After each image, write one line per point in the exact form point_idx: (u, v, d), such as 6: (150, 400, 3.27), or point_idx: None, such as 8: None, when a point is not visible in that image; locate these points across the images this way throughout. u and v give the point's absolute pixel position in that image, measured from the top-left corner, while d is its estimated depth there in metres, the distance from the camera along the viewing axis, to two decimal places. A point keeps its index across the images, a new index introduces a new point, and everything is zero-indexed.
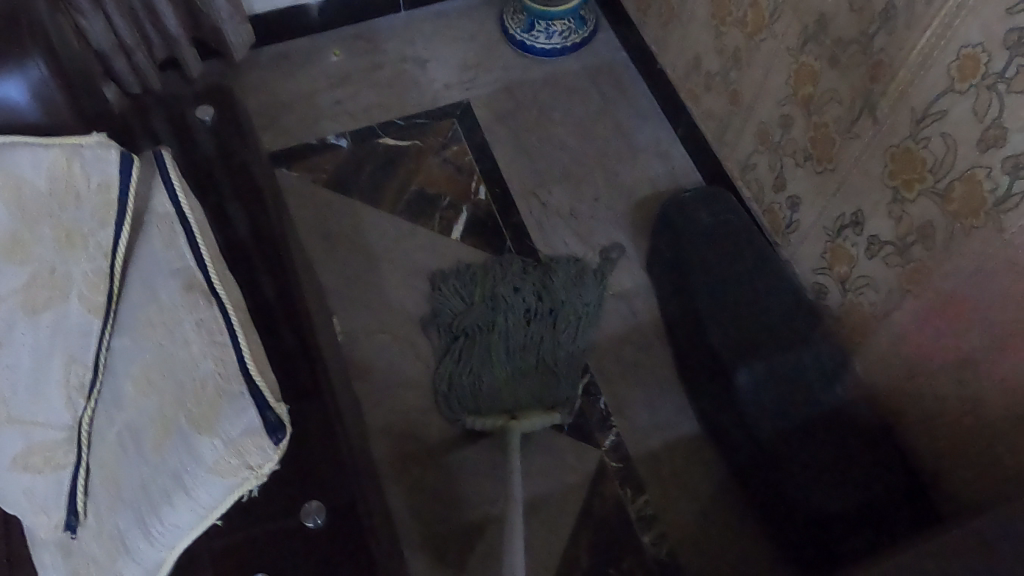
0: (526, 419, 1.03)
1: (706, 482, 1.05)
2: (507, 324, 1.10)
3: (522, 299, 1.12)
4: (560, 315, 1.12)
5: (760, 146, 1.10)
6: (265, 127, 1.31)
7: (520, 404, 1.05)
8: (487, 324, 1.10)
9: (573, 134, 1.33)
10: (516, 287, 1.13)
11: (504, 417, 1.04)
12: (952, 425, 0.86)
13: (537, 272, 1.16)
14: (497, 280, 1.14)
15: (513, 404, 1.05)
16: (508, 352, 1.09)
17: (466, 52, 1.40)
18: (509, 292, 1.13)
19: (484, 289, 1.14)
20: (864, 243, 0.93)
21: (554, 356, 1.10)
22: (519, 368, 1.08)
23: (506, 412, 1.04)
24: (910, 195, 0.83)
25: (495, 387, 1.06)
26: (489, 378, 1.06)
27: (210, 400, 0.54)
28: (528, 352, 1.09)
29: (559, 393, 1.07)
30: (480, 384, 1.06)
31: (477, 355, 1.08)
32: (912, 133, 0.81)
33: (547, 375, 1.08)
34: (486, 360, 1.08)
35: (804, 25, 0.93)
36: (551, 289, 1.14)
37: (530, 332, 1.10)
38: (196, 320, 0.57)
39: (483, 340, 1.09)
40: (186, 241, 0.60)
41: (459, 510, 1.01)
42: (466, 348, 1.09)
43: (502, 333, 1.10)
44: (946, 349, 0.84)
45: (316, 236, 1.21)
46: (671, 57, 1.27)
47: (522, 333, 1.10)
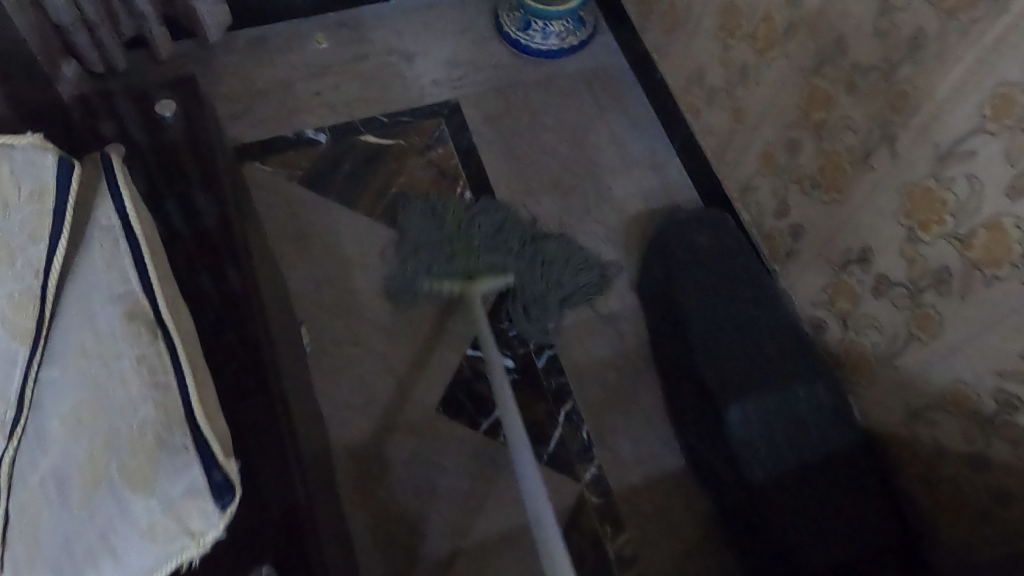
0: (481, 281, 1.05)
1: (687, 521, 1.00)
2: (479, 222, 1.09)
3: (498, 213, 1.11)
4: (540, 244, 1.08)
5: (763, 169, 1.04)
6: (237, 116, 1.23)
7: (474, 265, 1.04)
8: (454, 220, 1.09)
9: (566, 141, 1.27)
10: (498, 228, 1.08)
11: (461, 280, 1.05)
12: (953, 479, 0.82)
13: (527, 229, 1.10)
14: (472, 207, 1.12)
15: (470, 270, 1.04)
16: (474, 235, 1.06)
17: (456, 48, 1.33)
18: (480, 212, 1.11)
19: (459, 207, 1.12)
20: (870, 283, 0.88)
21: (520, 246, 1.07)
22: (482, 246, 1.05)
23: (462, 273, 1.05)
24: (925, 236, 0.78)
25: (450, 255, 1.05)
26: (442, 250, 1.06)
27: (148, 452, 0.47)
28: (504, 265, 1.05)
29: (517, 265, 1.06)
30: (434, 252, 1.06)
31: (438, 233, 1.07)
32: (934, 171, 0.76)
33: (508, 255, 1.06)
34: (445, 236, 1.07)
35: (820, 46, 0.88)
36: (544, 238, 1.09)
37: (502, 233, 1.08)
38: (137, 354, 0.50)
39: (446, 223, 1.08)
40: (132, 261, 0.54)
41: (428, 542, 0.95)
42: (426, 228, 1.08)
43: (470, 224, 1.08)
44: (952, 400, 0.79)
45: (288, 238, 1.13)
46: (671, 67, 1.21)
47: (495, 237, 1.07)
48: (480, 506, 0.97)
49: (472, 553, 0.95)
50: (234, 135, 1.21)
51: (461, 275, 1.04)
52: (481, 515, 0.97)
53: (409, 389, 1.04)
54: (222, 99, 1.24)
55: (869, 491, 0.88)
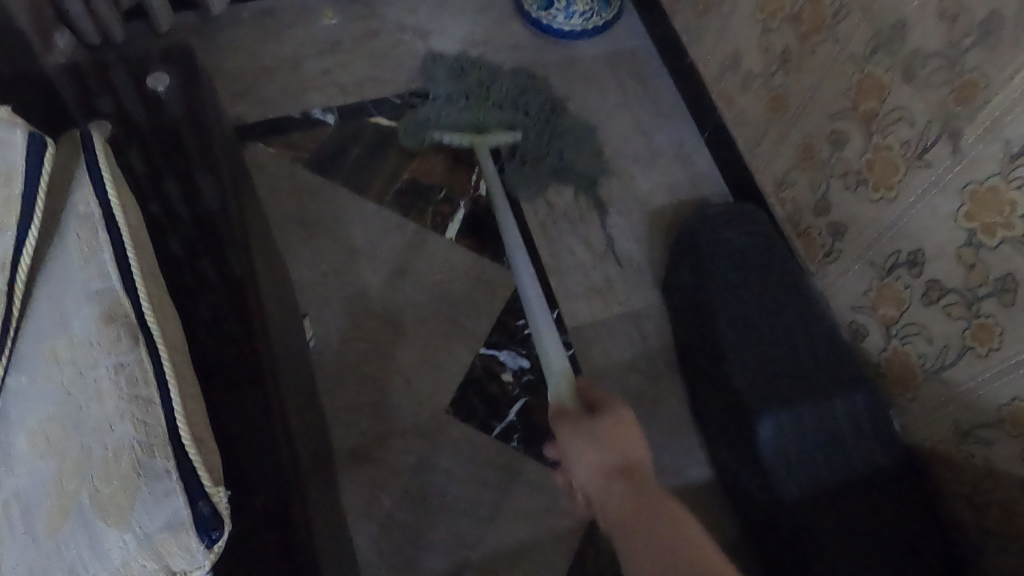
0: (490, 137, 1.10)
1: (711, 538, 0.94)
2: (502, 82, 1.15)
3: (523, 77, 1.17)
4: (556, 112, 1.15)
5: (802, 162, 0.97)
6: (241, 95, 1.16)
7: (484, 121, 1.10)
8: (479, 77, 1.14)
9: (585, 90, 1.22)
10: (518, 91, 1.15)
11: (468, 134, 1.10)
12: (1006, 504, 0.75)
13: (546, 96, 1.16)
14: (499, 69, 1.18)
15: (481, 122, 1.10)
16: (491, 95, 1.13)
17: (474, 28, 1.26)
18: (504, 73, 1.17)
19: (488, 68, 1.17)
20: (920, 288, 0.81)
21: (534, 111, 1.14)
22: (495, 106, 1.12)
23: (472, 125, 1.11)
24: (990, 241, 0.71)
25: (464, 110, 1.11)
26: (458, 104, 1.12)
27: (125, 478, 0.41)
28: (518, 125, 1.12)
29: (527, 125, 1.12)
30: (450, 105, 1.12)
31: (459, 87, 1.13)
32: (1002, 169, 0.68)
33: (520, 115, 1.13)
34: (466, 90, 1.13)
35: (876, 30, 0.81)
36: (560, 108, 1.16)
37: (522, 96, 1.14)
38: (115, 364, 0.44)
39: (470, 81, 1.14)
40: (112, 255, 0.47)
41: (436, 555, 0.89)
42: (449, 82, 1.14)
43: (490, 86, 1.14)
44: (1010, 421, 0.72)
45: (292, 225, 1.07)
46: (704, 51, 1.14)
47: (514, 98, 1.13)
48: (491, 516, 0.92)
49: (481, 566, 0.89)
50: (236, 114, 1.14)
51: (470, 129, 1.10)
52: (494, 526, 0.91)
53: (417, 389, 0.98)
54: (226, 76, 1.17)
55: (911, 516, 0.82)
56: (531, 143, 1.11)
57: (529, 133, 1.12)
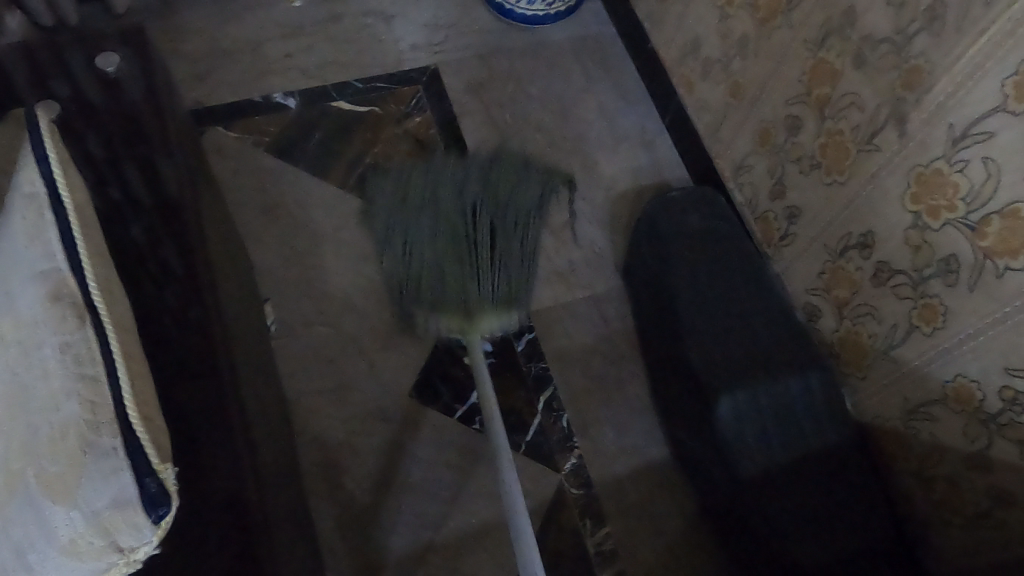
0: (483, 321, 0.95)
1: (671, 516, 0.96)
2: (467, 222, 0.95)
3: (487, 204, 0.97)
4: (508, 198, 0.98)
5: (760, 147, 0.99)
6: (201, 77, 1.14)
7: (474, 304, 0.94)
8: (443, 234, 0.94)
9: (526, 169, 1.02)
10: (476, 202, 0.97)
11: (461, 321, 0.94)
12: (953, 480, 0.77)
13: (496, 182, 0.99)
14: (451, 189, 0.97)
15: (473, 313, 0.94)
16: (470, 258, 0.93)
17: (438, 11, 1.25)
18: (458, 201, 0.96)
19: (445, 204, 0.96)
20: (870, 270, 0.83)
21: (521, 252, 0.97)
22: (482, 273, 0.94)
23: (464, 317, 0.94)
24: (934, 223, 0.73)
25: (451, 288, 0.93)
26: (440, 282, 0.93)
27: (70, 455, 0.41)
28: (507, 279, 0.96)
29: (521, 292, 0.97)
30: (429, 283, 0.94)
31: (433, 255, 0.94)
32: (947, 152, 0.70)
33: (509, 279, 0.96)
34: (441, 254, 0.93)
35: (828, 16, 0.83)
36: (503, 188, 0.98)
37: (491, 203, 0.97)
38: (61, 343, 0.44)
39: (438, 238, 0.94)
40: (58, 234, 0.47)
41: (401, 536, 0.90)
42: (417, 245, 0.95)
43: (465, 240, 0.94)
44: (955, 397, 0.74)
45: (254, 210, 1.06)
46: (665, 36, 1.15)
47: (488, 231, 0.95)
48: (454, 499, 0.92)
49: (445, 548, 0.90)
50: (196, 97, 1.13)
51: (460, 315, 0.94)
52: (458, 507, 0.92)
53: (381, 374, 0.98)
54: (185, 61, 1.16)
55: (861, 492, 0.84)
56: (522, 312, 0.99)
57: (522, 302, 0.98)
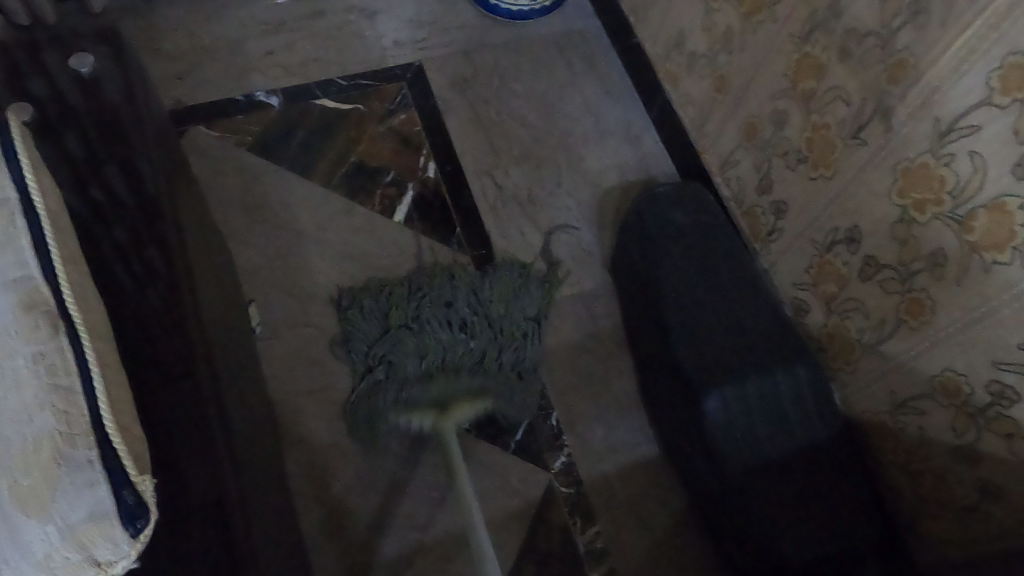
0: (456, 412, 0.93)
1: (661, 514, 0.96)
2: (453, 338, 0.94)
3: (478, 315, 0.97)
4: (496, 320, 0.97)
5: (746, 143, 0.99)
6: (181, 76, 1.13)
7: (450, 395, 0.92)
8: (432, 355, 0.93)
9: (516, 293, 1.01)
10: (462, 323, 0.96)
11: (433, 412, 0.92)
12: (940, 473, 0.77)
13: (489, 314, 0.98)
14: (436, 306, 0.96)
15: (447, 399, 0.92)
16: (457, 363, 0.93)
17: (421, 7, 1.24)
18: (445, 314, 0.96)
19: (428, 321, 0.95)
20: (857, 265, 0.83)
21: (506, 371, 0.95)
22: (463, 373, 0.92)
23: (436, 406, 0.92)
24: (920, 217, 0.73)
25: (434, 391, 0.91)
26: (424, 393, 0.90)
27: (44, 469, 0.40)
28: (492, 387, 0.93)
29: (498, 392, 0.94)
30: (409, 392, 0.90)
31: (417, 372, 0.92)
32: (932, 147, 0.70)
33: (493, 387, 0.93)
34: (428, 376, 0.91)
35: (813, 9, 0.82)
36: (490, 308, 0.98)
37: (474, 355, 0.94)
38: (34, 352, 0.43)
39: (429, 387, 0.91)
40: (29, 240, 0.46)
41: (390, 539, 0.89)
42: (398, 371, 0.92)
43: (451, 349, 0.93)
44: (942, 391, 0.74)
45: (236, 211, 1.05)
46: (650, 30, 1.14)
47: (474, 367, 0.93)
48: (442, 500, 0.92)
49: (434, 548, 0.89)
50: (176, 97, 1.11)
51: (433, 407, 0.92)
52: (447, 507, 0.91)
53: None
54: (165, 60, 1.14)
55: (851, 487, 0.84)
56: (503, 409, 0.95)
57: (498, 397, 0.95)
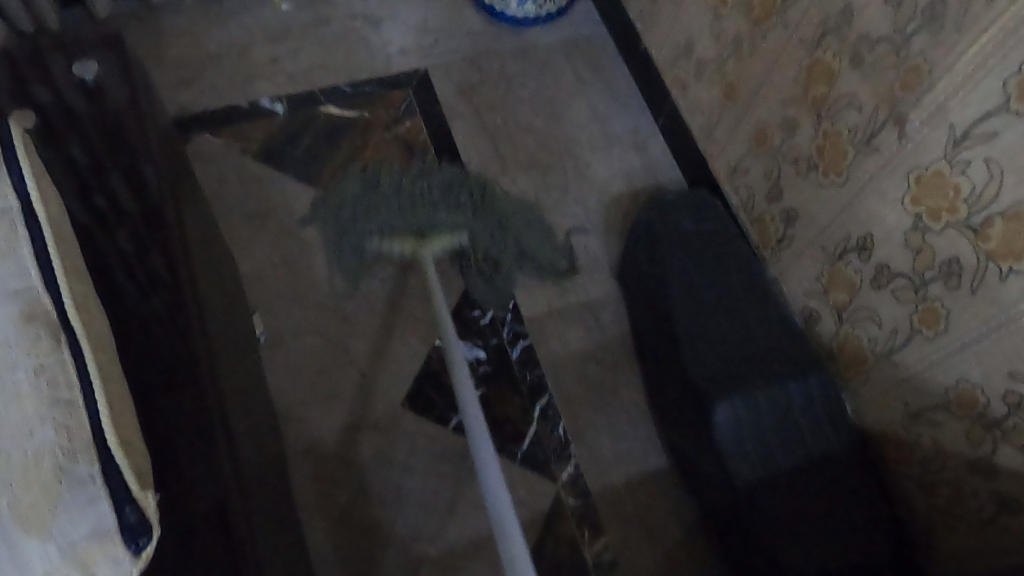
0: (433, 241, 0.95)
1: (670, 526, 0.94)
2: (444, 204, 0.94)
3: (471, 190, 0.97)
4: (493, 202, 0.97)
5: (756, 150, 0.98)
6: (186, 84, 1.12)
7: (428, 224, 0.93)
8: (417, 211, 0.93)
9: (521, 214, 1.00)
10: (456, 197, 0.96)
11: (411, 240, 0.95)
12: (955, 486, 0.76)
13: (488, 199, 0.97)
14: (433, 186, 0.96)
15: (426, 230, 0.94)
16: (441, 204, 0.94)
17: (427, 14, 1.24)
18: (442, 192, 0.95)
19: (420, 192, 0.94)
20: (869, 273, 0.82)
21: (493, 230, 0.96)
22: (444, 213, 0.94)
23: (415, 233, 0.94)
24: (935, 225, 0.72)
25: (415, 214, 0.93)
26: (404, 222, 0.93)
27: (44, 483, 0.39)
28: (477, 226, 0.95)
29: (479, 231, 0.96)
30: (390, 220, 0.93)
31: (399, 218, 0.93)
32: (947, 154, 0.69)
33: (476, 224, 0.95)
34: (407, 220, 0.93)
35: (825, 14, 0.81)
36: (493, 201, 0.98)
37: (457, 204, 0.95)
38: (35, 365, 0.42)
39: (411, 216, 0.93)
40: (31, 250, 0.46)
41: (395, 550, 0.88)
42: (383, 215, 0.93)
43: (437, 197, 0.94)
44: (957, 402, 0.72)
45: (241, 218, 1.04)
46: (657, 37, 1.14)
47: (455, 211, 0.95)
48: (448, 510, 0.91)
49: (439, 559, 0.88)
50: (180, 104, 1.11)
51: (412, 234, 0.94)
52: (453, 519, 0.90)
53: (372, 385, 0.96)
54: (170, 66, 1.14)
55: (864, 499, 0.83)
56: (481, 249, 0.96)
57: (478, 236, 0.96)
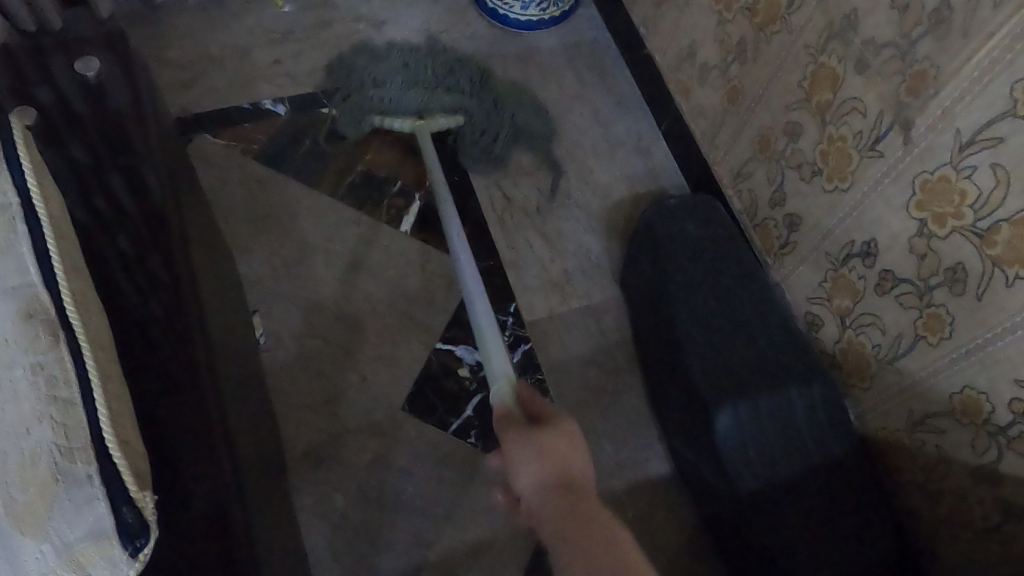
0: (432, 121, 1.08)
1: (671, 532, 0.93)
2: (445, 79, 1.09)
3: (470, 69, 1.12)
4: (489, 84, 1.12)
5: (759, 154, 0.98)
6: (187, 84, 1.12)
7: (427, 103, 1.07)
8: (418, 90, 1.07)
9: (517, 97, 1.13)
10: (452, 72, 1.10)
11: (411, 117, 1.08)
12: (959, 492, 0.75)
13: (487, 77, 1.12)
14: (443, 67, 1.11)
15: (422, 109, 1.07)
16: (440, 82, 1.09)
17: (430, 18, 1.23)
18: (447, 73, 1.10)
19: (426, 67, 1.09)
20: (873, 279, 0.81)
21: (484, 113, 1.09)
22: (437, 98, 1.08)
23: (414, 111, 1.08)
24: (940, 230, 0.71)
25: (411, 93, 1.07)
26: (401, 99, 1.07)
27: (41, 484, 0.39)
28: (472, 104, 1.08)
29: (472, 108, 1.09)
30: (391, 95, 1.07)
31: (400, 92, 1.07)
32: (953, 159, 0.69)
33: (473, 101, 1.09)
34: (407, 91, 1.07)
35: (829, 19, 0.81)
36: (487, 82, 1.12)
37: (455, 76, 1.10)
38: (33, 363, 0.41)
39: (411, 88, 1.07)
40: (31, 247, 0.45)
41: (394, 554, 0.87)
42: (385, 90, 1.07)
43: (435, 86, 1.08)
44: (962, 408, 0.72)
45: (242, 218, 1.04)
46: (661, 42, 1.14)
47: (453, 84, 1.09)
48: (448, 515, 0.90)
49: (439, 564, 0.87)
50: (182, 105, 1.10)
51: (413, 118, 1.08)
52: (453, 523, 0.89)
53: (371, 387, 0.96)
54: (172, 67, 1.13)
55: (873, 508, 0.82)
56: (473, 128, 1.09)
57: (471, 114, 1.09)
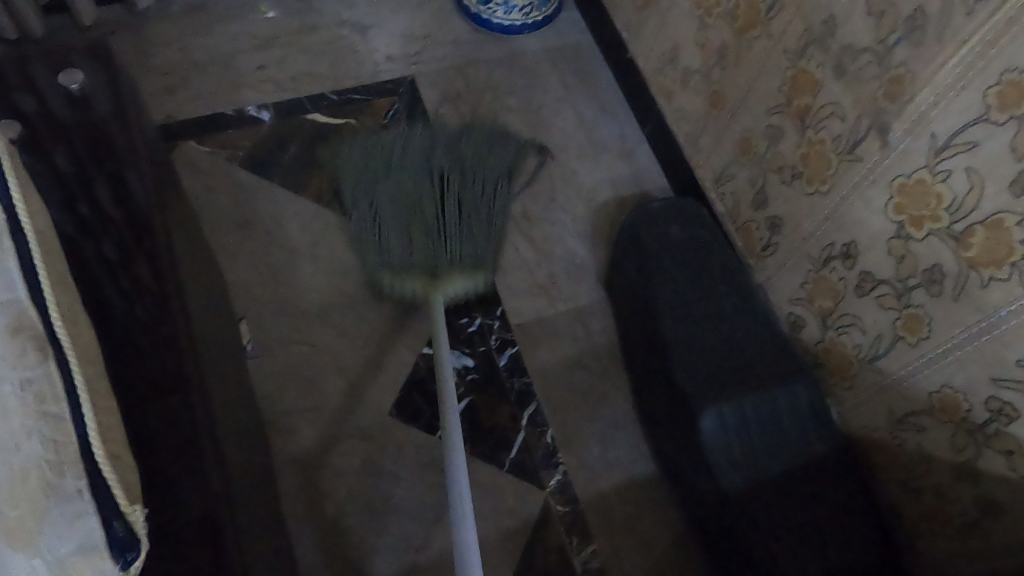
0: (448, 282, 0.95)
1: (658, 532, 0.94)
2: (431, 190, 0.98)
3: (467, 176, 1.01)
4: (471, 159, 1.02)
5: (741, 157, 0.99)
6: (172, 91, 1.12)
7: (438, 260, 0.94)
8: (412, 216, 0.96)
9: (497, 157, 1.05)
10: (427, 157, 1.01)
11: (424, 282, 0.95)
12: (940, 490, 0.77)
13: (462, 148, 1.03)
14: (419, 169, 1.00)
15: (433, 262, 0.93)
16: (427, 186, 0.98)
17: (413, 22, 1.24)
18: (427, 170, 1.00)
19: (407, 179, 0.99)
20: (854, 281, 0.82)
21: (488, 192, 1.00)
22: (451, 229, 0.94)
23: (426, 274, 0.94)
24: (917, 233, 0.72)
25: (415, 242, 0.95)
26: (406, 252, 0.94)
27: (31, 499, 0.39)
28: (478, 208, 0.97)
29: (478, 200, 0.99)
30: (394, 261, 0.95)
31: (393, 215, 0.96)
32: (929, 163, 0.70)
33: (472, 190, 0.99)
34: (405, 222, 0.96)
35: (808, 24, 0.82)
36: (462, 152, 1.02)
37: (432, 159, 1.01)
38: (22, 378, 0.41)
39: (410, 234, 0.95)
40: (17, 262, 0.45)
41: (383, 558, 0.87)
42: (385, 233, 0.96)
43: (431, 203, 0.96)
44: (941, 408, 0.73)
45: (228, 225, 1.04)
46: (644, 46, 1.14)
47: (441, 176, 0.99)
48: (437, 519, 0.90)
49: (429, 567, 0.88)
50: (166, 112, 1.10)
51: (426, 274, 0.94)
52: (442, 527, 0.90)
53: (359, 393, 0.96)
54: (155, 73, 1.13)
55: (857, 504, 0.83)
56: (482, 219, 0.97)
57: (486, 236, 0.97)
